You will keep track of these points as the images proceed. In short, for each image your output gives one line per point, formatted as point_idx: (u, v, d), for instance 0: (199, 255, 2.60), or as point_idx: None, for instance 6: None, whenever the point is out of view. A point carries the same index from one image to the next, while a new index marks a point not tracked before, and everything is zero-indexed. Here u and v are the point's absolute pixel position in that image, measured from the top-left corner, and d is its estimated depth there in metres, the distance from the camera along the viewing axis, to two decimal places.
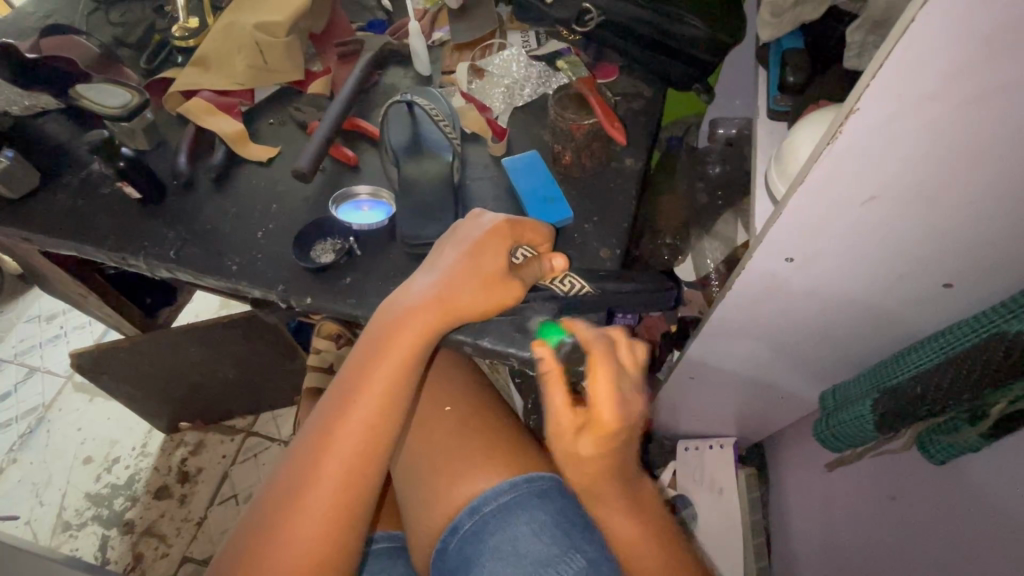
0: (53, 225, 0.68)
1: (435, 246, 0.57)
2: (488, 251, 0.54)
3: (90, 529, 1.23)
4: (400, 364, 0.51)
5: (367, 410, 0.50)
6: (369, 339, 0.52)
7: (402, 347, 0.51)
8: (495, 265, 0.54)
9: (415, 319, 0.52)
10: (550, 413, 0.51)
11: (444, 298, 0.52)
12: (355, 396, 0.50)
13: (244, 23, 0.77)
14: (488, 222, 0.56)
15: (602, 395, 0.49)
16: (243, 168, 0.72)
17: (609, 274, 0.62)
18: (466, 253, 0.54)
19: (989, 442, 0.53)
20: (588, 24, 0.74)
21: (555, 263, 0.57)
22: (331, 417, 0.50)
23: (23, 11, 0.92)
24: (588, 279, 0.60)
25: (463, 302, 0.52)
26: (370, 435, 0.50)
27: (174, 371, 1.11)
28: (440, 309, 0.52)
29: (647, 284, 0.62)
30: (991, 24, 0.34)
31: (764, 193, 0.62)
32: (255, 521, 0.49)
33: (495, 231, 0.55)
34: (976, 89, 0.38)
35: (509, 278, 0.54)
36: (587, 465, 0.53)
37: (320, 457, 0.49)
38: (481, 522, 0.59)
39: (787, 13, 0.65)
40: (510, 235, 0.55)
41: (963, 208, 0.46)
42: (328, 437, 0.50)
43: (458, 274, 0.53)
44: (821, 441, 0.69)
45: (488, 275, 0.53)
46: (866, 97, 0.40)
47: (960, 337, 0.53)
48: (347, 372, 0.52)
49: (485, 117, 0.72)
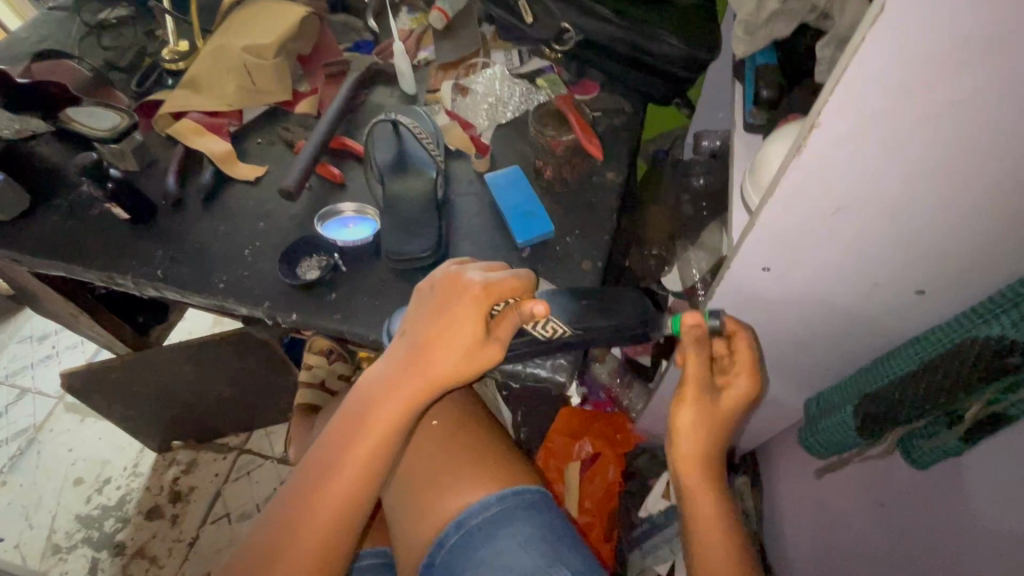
0: (44, 246, 0.69)
1: (414, 302, 0.53)
2: (466, 317, 0.49)
3: (80, 551, 1.22)
4: (381, 432, 0.50)
5: (352, 471, 0.50)
6: (356, 400, 0.52)
7: (382, 413, 0.50)
8: (475, 330, 0.49)
9: (394, 390, 0.50)
10: (693, 374, 0.54)
11: (425, 372, 0.50)
12: (339, 460, 0.51)
13: (233, 46, 0.78)
14: (467, 285, 0.50)
15: (746, 364, 0.56)
16: (232, 187, 0.73)
17: (590, 307, 0.57)
18: (443, 322, 0.50)
19: (967, 446, 0.54)
20: (567, 44, 0.76)
21: (528, 310, 0.50)
22: (315, 474, 0.51)
23: (17, 36, 0.93)
24: (569, 321, 0.56)
25: (441, 371, 0.49)
26: (350, 496, 0.51)
27: (165, 389, 1.11)
28: (421, 382, 0.50)
29: (630, 317, 0.57)
30: (936, 45, 0.36)
31: (739, 205, 0.63)
32: (252, 546, 0.51)
33: (474, 297, 0.50)
34: (927, 107, 0.39)
35: (487, 340, 0.50)
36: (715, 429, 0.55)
37: (311, 497, 0.50)
38: (468, 534, 0.59)
39: (761, 30, 0.66)
40: (487, 297, 0.50)
41: (928, 215, 0.47)
42: (313, 493, 0.50)
43: (438, 339, 0.49)
44: (804, 446, 0.70)
45: (468, 343, 0.49)
46: (825, 114, 0.42)
47: (936, 341, 0.54)
48: (339, 421, 0.52)
49: (468, 135, 0.74)
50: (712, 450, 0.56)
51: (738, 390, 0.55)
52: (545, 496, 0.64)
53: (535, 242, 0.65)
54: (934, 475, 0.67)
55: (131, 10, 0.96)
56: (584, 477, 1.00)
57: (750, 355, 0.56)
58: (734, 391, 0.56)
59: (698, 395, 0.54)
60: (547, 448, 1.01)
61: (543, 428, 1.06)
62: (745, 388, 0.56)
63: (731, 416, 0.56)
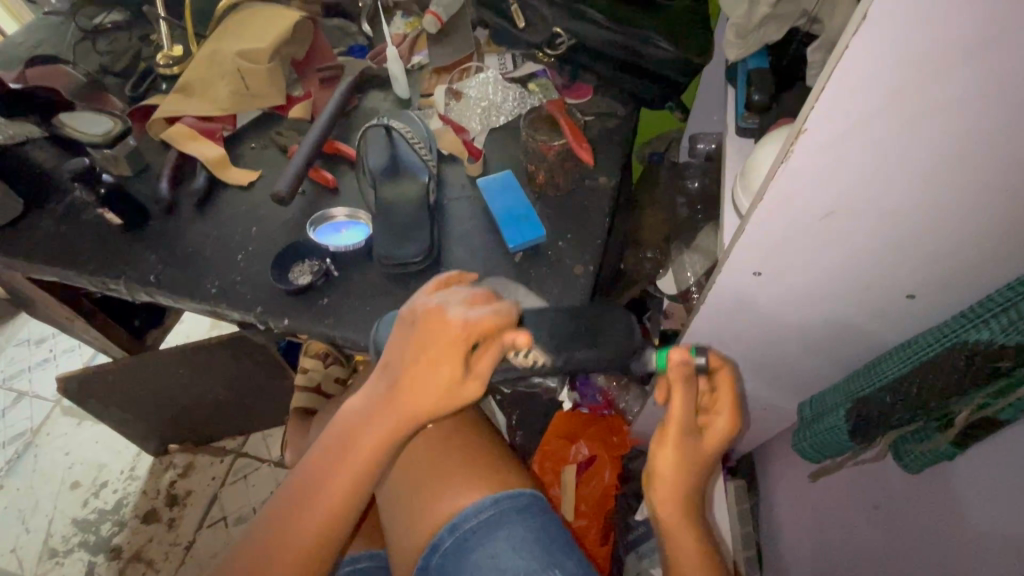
0: (36, 252, 0.69)
1: (395, 332, 0.52)
2: (444, 359, 0.48)
3: (77, 555, 1.22)
4: (363, 461, 0.50)
5: (334, 499, 0.50)
6: (337, 430, 0.52)
7: (364, 446, 0.50)
8: (452, 371, 0.48)
9: (376, 423, 0.50)
10: (677, 413, 0.53)
11: (404, 412, 0.50)
12: (321, 488, 0.50)
13: (227, 51, 0.78)
14: (447, 324, 0.48)
15: (727, 404, 0.56)
16: (225, 192, 0.73)
17: (574, 335, 0.58)
18: (422, 363, 0.49)
19: (960, 450, 0.53)
20: (559, 48, 0.77)
21: (507, 339, 0.50)
22: (297, 499, 0.50)
23: (13, 41, 0.94)
24: (550, 350, 0.57)
25: (417, 407, 0.49)
26: (330, 524, 0.50)
27: (161, 393, 1.11)
28: (400, 419, 0.50)
29: (612, 350, 0.58)
30: (926, 47, 0.36)
31: (731, 209, 0.64)
32: (234, 550, 0.51)
33: (453, 339, 0.48)
34: (914, 110, 0.39)
35: (464, 380, 0.49)
36: (697, 470, 0.54)
37: (291, 516, 0.50)
38: (461, 538, 0.58)
39: (752, 34, 0.67)
40: (466, 339, 0.48)
41: (917, 217, 0.47)
42: (294, 508, 0.50)
43: (416, 376, 0.49)
44: (797, 451, 0.70)
45: (445, 382, 0.48)
46: (814, 117, 0.42)
47: (928, 344, 0.54)
48: (323, 439, 0.52)
49: (461, 139, 0.74)
50: (693, 492, 0.55)
51: (719, 431, 0.55)
52: (539, 499, 0.63)
53: (527, 246, 0.65)
54: (927, 478, 0.67)
55: (126, 15, 0.96)
56: (579, 481, 1.00)
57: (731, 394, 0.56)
58: (715, 431, 0.55)
59: (682, 436, 0.53)
60: (543, 451, 1.01)
61: (538, 431, 1.06)
62: (725, 427, 0.55)
63: (711, 457, 0.55)
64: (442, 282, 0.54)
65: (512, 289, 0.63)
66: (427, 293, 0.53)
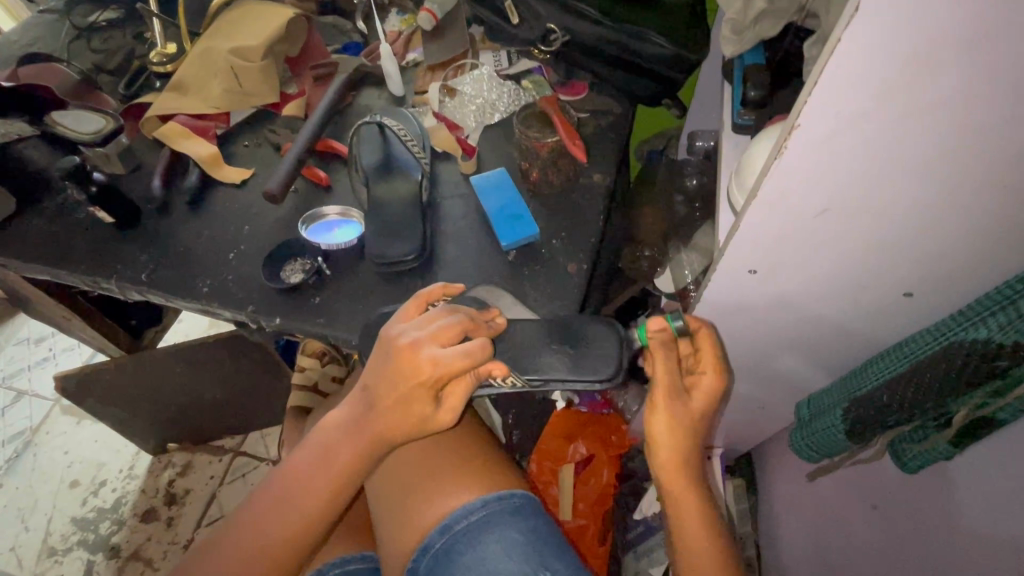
0: (29, 250, 0.69)
1: (371, 357, 0.51)
2: (415, 400, 0.49)
3: (76, 554, 1.22)
4: (339, 473, 0.52)
5: (308, 505, 0.52)
6: (319, 440, 0.54)
7: (339, 463, 0.52)
8: (422, 410, 0.49)
9: (353, 439, 0.52)
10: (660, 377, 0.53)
11: (377, 438, 0.51)
12: (298, 492, 0.52)
13: (219, 48, 0.78)
14: (417, 366, 0.47)
15: (710, 361, 0.55)
16: (218, 190, 0.73)
17: (558, 352, 0.56)
18: (392, 401, 0.49)
19: (958, 450, 0.53)
20: (553, 44, 0.76)
21: (481, 373, 0.51)
22: (274, 497, 0.52)
23: (7, 39, 0.93)
24: (528, 371, 0.55)
25: (387, 433, 0.51)
26: (302, 529, 0.52)
27: (158, 392, 1.11)
28: (375, 441, 0.51)
29: (593, 373, 0.55)
30: (916, 43, 0.35)
31: (727, 207, 0.63)
32: (212, 544, 0.52)
33: (421, 382, 0.48)
34: (906, 105, 0.38)
35: (434, 415, 0.50)
36: (690, 431, 0.54)
37: (268, 514, 0.51)
38: (452, 540, 0.58)
39: (748, 30, 0.66)
40: (435, 384, 0.48)
41: (913, 214, 0.46)
42: (273, 504, 0.52)
43: (389, 409, 0.49)
44: (795, 451, 0.69)
45: (415, 416, 0.49)
46: (806, 114, 0.41)
47: (925, 344, 0.53)
48: (311, 443, 0.54)
49: (455, 136, 0.73)
50: (691, 454, 0.54)
51: (707, 388, 0.54)
52: (533, 501, 0.62)
53: (520, 244, 0.65)
54: (925, 479, 0.66)
55: (121, 13, 0.96)
56: (577, 480, 0.99)
57: (713, 352, 0.56)
58: (703, 389, 0.55)
59: (671, 398, 0.53)
60: (541, 450, 1.00)
61: (536, 430, 1.06)
62: (712, 386, 0.55)
63: (703, 416, 0.55)
64: (426, 296, 0.53)
65: (497, 294, 0.62)
66: (410, 310, 0.52)
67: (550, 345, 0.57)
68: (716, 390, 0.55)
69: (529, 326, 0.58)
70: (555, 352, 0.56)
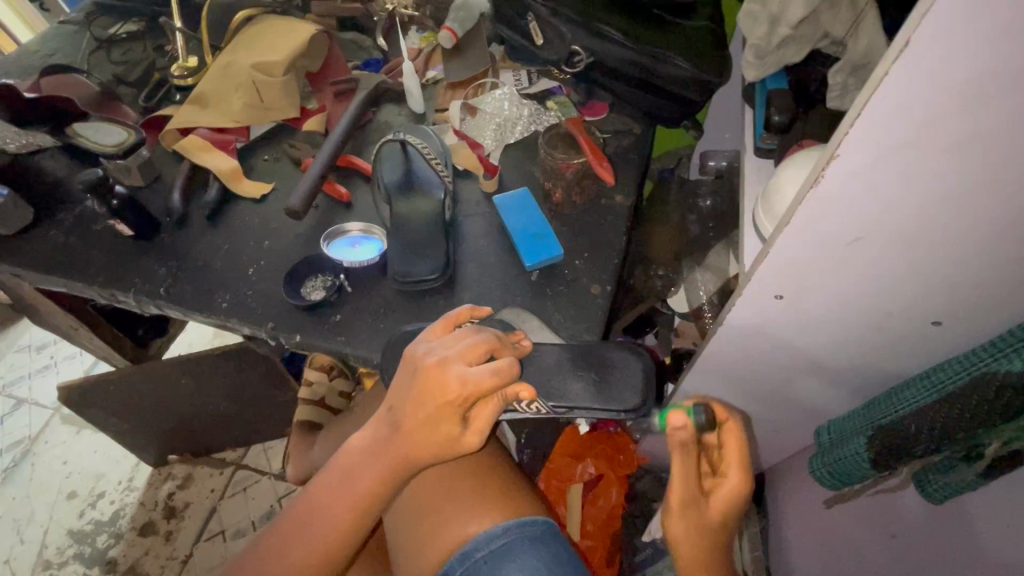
0: (46, 262, 0.68)
1: (399, 372, 0.51)
2: (441, 420, 0.48)
3: (71, 568, 1.19)
4: (362, 496, 0.51)
5: (327, 534, 0.51)
6: (341, 463, 0.53)
7: (361, 488, 0.51)
8: (449, 431, 0.48)
9: (373, 461, 0.51)
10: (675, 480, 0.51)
11: (402, 459, 0.50)
12: (316, 520, 0.51)
13: (242, 63, 0.78)
14: (445, 383, 0.47)
15: (734, 458, 0.52)
16: (237, 205, 0.73)
17: (587, 380, 0.56)
18: (417, 422, 0.48)
19: (987, 482, 0.51)
20: (577, 66, 0.76)
21: (508, 394, 0.49)
22: (293, 523, 0.52)
23: (28, 50, 0.94)
24: (553, 398, 0.55)
25: (412, 454, 0.50)
26: (323, 557, 0.51)
27: (165, 404, 1.10)
28: (396, 465, 0.51)
29: (621, 401, 0.55)
30: (962, 76, 0.35)
31: (752, 230, 0.63)
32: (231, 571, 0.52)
33: (449, 401, 0.47)
34: (949, 140, 0.38)
35: (459, 435, 0.49)
36: (706, 534, 0.50)
37: (286, 544, 0.51)
38: (472, 568, 0.56)
39: (771, 55, 0.66)
40: (459, 404, 0.47)
41: (946, 248, 0.46)
42: (293, 534, 0.51)
43: (415, 429, 0.48)
44: (815, 477, 0.67)
45: (442, 439, 0.48)
46: (846, 143, 0.41)
47: (956, 374, 0.52)
48: (330, 469, 0.53)
49: (476, 154, 0.73)
50: (706, 560, 0.51)
51: (727, 489, 0.51)
52: (552, 526, 0.61)
53: (543, 264, 0.65)
54: (948, 508, 0.65)
55: (142, 25, 0.96)
56: (586, 500, 0.99)
57: (738, 449, 0.52)
58: (726, 489, 0.51)
59: (685, 500, 0.50)
60: (550, 469, 0.98)
61: (546, 449, 1.05)
62: (737, 484, 0.51)
63: (725, 521, 0.51)
64: (451, 319, 0.53)
65: (520, 316, 0.61)
66: (435, 333, 0.52)
67: (576, 372, 0.57)
68: (741, 493, 0.51)
69: (554, 352, 0.58)
70: (580, 380, 0.56)
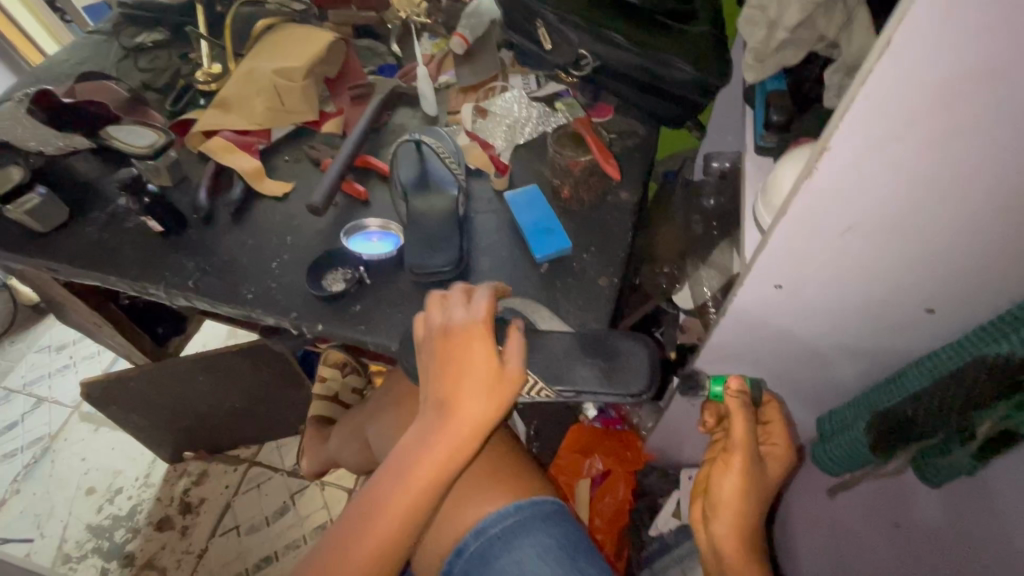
0: (81, 258, 0.72)
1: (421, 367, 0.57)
2: (471, 359, 0.52)
3: (90, 561, 1.23)
4: (426, 481, 0.53)
5: (396, 523, 0.53)
6: (402, 455, 0.55)
7: (424, 473, 0.53)
8: (487, 364, 0.52)
9: (434, 447, 0.52)
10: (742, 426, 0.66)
11: (454, 449, 0.52)
12: (386, 508, 0.53)
13: (264, 69, 0.82)
14: (456, 330, 0.53)
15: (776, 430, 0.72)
16: (260, 203, 0.76)
17: (593, 360, 0.59)
18: (456, 381, 0.52)
19: (982, 464, 0.53)
20: (584, 69, 0.81)
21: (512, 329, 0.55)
22: (363, 514, 0.54)
23: (58, 59, 0.98)
24: (553, 379, 0.58)
25: (468, 417, 0.51)
26: (393, 545, 0.53)
27: (183, 400, 1.13)
28: (456, 442, 0.52)
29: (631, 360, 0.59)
30: (942, 74, 0.38)
31: (752, 224, 0.66)
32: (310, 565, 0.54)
33: (468, 335, 0.53)
34: (930, 133, 0.41)
35: (496, 366, 0.52)
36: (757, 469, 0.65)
37: (362, 532, 0.53)
38: (486, 544, 0.59)
39: (770, 57, 0.69)
40: (479, 331, 0.53)
41: (937, 235, 0.49)
42: (364, 524, 0.53)
43: (459, 387, 0.52)
44: (817, 465, 0.70)
45: (485, 380, 0.52)
46: (837, 138, 0.44)
47: (951, 360, 0.54)
48: (394, 461, 0.55)
49: (488, 154, 0.77)
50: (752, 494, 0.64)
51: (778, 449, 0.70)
52: (562, 506, 0.64)
53: (553, 257, 0.68)
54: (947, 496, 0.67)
55: (166, 34, 1.00)
56: (594, 495, 1.01)
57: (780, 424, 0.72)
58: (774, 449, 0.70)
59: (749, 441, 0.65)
60: (558, 465, 1.01)
61: (554, 444, 1.07)
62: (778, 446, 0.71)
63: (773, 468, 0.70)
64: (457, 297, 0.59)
65: (533, 308, 0.63)
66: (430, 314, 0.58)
67: (583, 358, 0.59)
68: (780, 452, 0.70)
69: (565, 339, 0.60)
70: (588, 366, 0.59)
